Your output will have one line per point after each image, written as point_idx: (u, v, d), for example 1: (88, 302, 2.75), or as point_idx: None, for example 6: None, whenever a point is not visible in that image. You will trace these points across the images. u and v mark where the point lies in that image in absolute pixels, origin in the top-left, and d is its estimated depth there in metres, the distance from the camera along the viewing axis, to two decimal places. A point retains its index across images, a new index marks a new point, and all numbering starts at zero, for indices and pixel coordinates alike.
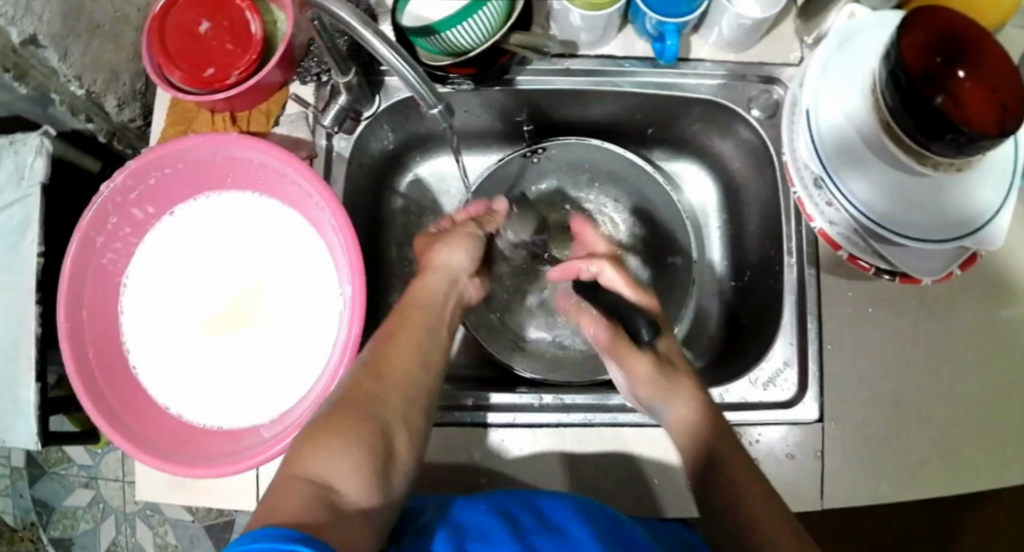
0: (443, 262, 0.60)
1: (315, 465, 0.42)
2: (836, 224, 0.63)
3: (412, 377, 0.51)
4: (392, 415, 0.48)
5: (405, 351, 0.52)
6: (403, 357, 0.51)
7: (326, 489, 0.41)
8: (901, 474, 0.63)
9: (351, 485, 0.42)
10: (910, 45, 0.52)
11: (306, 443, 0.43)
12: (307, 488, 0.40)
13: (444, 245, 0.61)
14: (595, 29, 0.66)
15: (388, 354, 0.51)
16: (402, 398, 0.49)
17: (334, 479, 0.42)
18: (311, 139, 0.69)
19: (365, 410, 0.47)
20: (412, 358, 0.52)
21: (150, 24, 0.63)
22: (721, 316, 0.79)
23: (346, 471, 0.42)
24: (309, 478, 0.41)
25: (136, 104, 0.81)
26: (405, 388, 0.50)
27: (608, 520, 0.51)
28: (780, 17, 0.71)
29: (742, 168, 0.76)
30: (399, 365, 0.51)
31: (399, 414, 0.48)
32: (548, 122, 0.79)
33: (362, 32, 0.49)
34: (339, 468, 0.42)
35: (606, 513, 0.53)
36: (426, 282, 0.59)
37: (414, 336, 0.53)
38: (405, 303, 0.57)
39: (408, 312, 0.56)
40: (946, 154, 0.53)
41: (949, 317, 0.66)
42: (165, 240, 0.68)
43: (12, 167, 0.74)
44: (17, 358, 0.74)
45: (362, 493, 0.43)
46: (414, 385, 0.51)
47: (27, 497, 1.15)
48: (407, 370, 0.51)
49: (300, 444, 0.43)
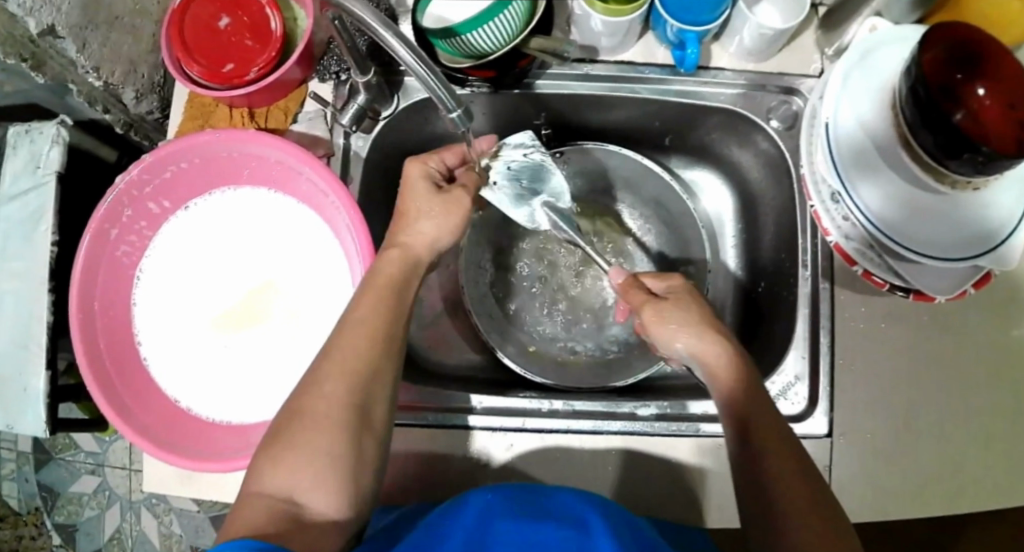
0: (424, 236, 0.60)
1: (276, 483, 0.47)
2: (852, 239, 0.63)
3: (374, 372, 0.53)
4: (360, 416, 0.51)
5: (366, 346, 0.54)
6: (360, 353, 0.53)
7: (289, 503, 0.47)
8: (909, 492, 0.63)
9: (316, 498, 0.47)
10: (931, 61, 0.52)
11: (267, 461, 0.48)
12: (270, 506, 0.46)
13: (435, 217, 0.60)
14: (616, 34, 0.65)
15: (347, 352, 0.53)
16: (368, 398, 0.52)
17: (294, 491, 0.47)
18: (329, 138, 0.68)
19: (327, 418, 0.50)
20: (375, 352, 0.54)
21: (170, 19, 0.63)
22: (732, 326, 0.79)
23: (308, 485, 0.47)
24: (270, 495, 0.47)
25: (154, 96, 0.79)
26: (369, 386, 0.53)
27: (627, 524, 0.52)
28: (801, 28, 0.70)
29: (758, 178, 0.75)
30: (360, 363, 0.53)
31: (365, 412, 0.52)
32: (565, 126, 0.79)
33: (383, 34, 0.48)
34: (301, 484, 0.47)
35: (625, 517, 0.52)
36: (397, 260, 0.59)
37: (374, 327, 0.54)
38: (371, 282, 0.57)
39: (371, 299, 0.56)
40: (965, 173, 0.53)
41: (961, 334, 0.66)
42: (178, 234, 0.68)
43: (28, 156, 0.75)
44: (29, 346, 0.74)
45: (329, 504, 0.48)
46: (378, 380, 0.53)
47: (33, 481, 1.16)
48: (371, 368, 0.53)
49: (261, 462, 0.48)
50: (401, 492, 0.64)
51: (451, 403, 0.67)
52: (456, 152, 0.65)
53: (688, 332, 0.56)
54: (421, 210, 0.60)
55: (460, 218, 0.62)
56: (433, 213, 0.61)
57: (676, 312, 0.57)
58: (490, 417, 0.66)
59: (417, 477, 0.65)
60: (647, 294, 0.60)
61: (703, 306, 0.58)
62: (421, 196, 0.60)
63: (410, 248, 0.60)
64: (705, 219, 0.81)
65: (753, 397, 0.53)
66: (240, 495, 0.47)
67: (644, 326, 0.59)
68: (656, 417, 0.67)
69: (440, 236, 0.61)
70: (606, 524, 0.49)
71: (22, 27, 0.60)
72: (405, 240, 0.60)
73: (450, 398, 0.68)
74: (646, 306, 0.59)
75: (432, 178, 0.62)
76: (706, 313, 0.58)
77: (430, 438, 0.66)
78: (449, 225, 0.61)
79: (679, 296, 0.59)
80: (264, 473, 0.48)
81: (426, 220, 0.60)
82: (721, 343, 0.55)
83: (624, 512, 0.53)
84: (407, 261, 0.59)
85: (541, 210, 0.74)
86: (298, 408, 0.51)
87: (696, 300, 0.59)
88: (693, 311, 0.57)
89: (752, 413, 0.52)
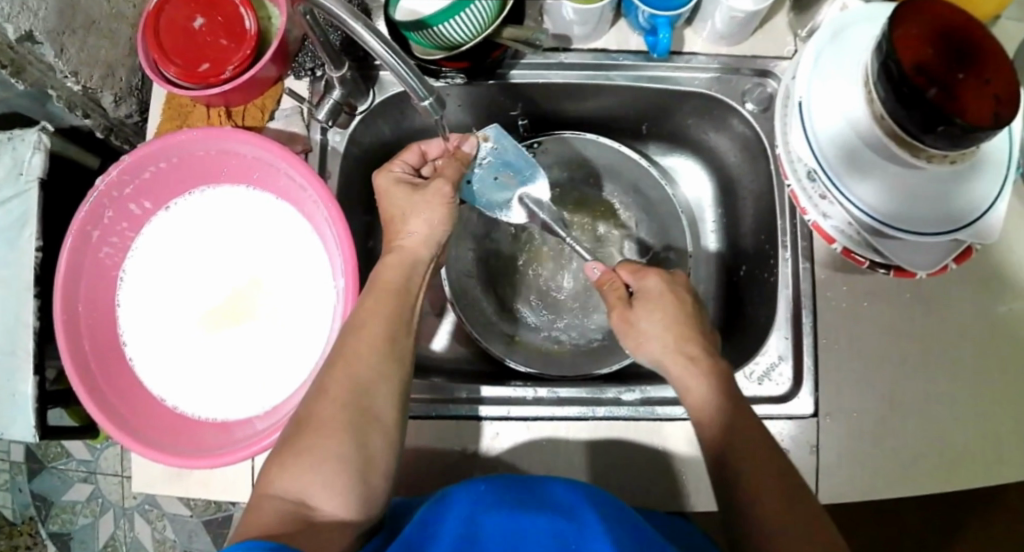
0: (415, 234, 0.60)
1: (286, 485, 0.48)
2: (830, 217, 0.63)
3: (380, 374, 0.54)
4: (367, 417, 0.52)
5: (372, 346, 0.54)
6: (366, 354, 0.54)
7: (299, 505, 0.47)
8: (895, 471, 0.63)
9: (325, 498, 0.48)
10: (902, 37, 0.51)
11: (277, 463, 0.49)
12: (281, 508, 0.47)
13: (422, 213, 0.60)
14: (588, 23, 0.66)
15: (353, 354, 0.54)
16: (375, 399, 0.53)
17: (305, 493, 0.48)
18: (306, 134, 0.69)
19: (334, 419, 0.50)
20: (381, 354, 0.54)
21: (145, 21, 0.64)
22: (716, 310, 0.79)
23: (318, 485, 0.48)
24: (281, 497, 0.47)
25: (133, 99, 0.80)
26: (375, 387, 0.53)
27: (623, 517, 0.51)
28: (774, 11, 0.71)
29: (736, 162, 0.76)
30: (366, 364, 0.53)
31: (373, 414, 0.52)
32: (543, 117, 0.79)
33: (353, 25, 0.48)
34: (310, 485, 0.48)
35: (621, 509, 0.53)
36: (397, 262, 0.59)
37: (379, 329, 0.55)
38: (375, 286, 0.58)
39: (375, 302, 0.57)
40: (940, 146, 0.53)
41: (941, 310, 0.66)
42: (160, 234, 0.68)
43: (10, 163, 0.75)
44: (15, 352, 0.74)
45: (339, 505, 0.48)
46: (384, 381, 0.54)
47: (27, 491, 1.16)
48: (376, 369, 0.54)
49: (271, 465, 0.49)
50: None
51: (435, 394, 0.67)
52: (415, 151, 0.65)
53: (652, 343, 0.57)
54: (403, 211, 0.61)
55: (443, 208, 0.61)
56: (414, 210, 0.60)
57: (643, 321, 0.58)
58: (474, 406, 0.66)
59: (401, 469, 0.65)
60: (624, 293, 0.61)
61: (680, 307, 0.58)
62: (397, 198, 0.61)
63: (406, 250, 0.60)
64: (685, 205, 0.81)
65: (728, 406, 0.53)
66: (252, 497, 0.48)
67: (617, 331, 0.60)
68: (639, 402, 0.67)
69: (433, 231, 0.61)
70: (597, 515, 0.50)
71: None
72: (399, 242, 0.60)
73: (433, 389, 0.68)
74: (618, 310, 0.60)
75: (404, 180, 0.62)
76: (680, 318, 0.57)
77: (414, 430, 0.66)
78: (431, 218, 0.60)
79: (651, 301, 0.59)
80: (274, 475, 0.48)
81: (413, 218, 0.60)
82: (683, 356, 0.56)
83: (617, 504, 0.53)
84: (411, 261, 0.60)
85: (519, 202, 0.72)
86: (307, 411, 0.52)
87: (670, 301, 0.58)
88: (660, 320, 0.57)
89: (740, 421, 0.52)
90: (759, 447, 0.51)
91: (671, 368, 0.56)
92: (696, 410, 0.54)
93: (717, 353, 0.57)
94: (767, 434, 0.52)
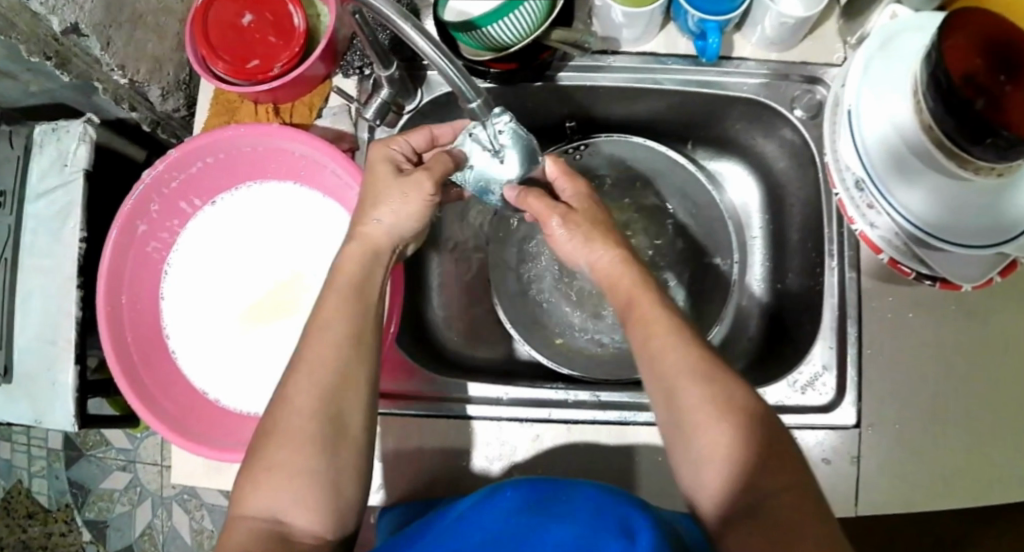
0: (382, 222, 0.56)
1: (256, 505, 0.48)
2: (878, 227, 0.62)
3: (343, 378, 0.51)
4: (336, 423, 0.50)
5: (334, 351, 0.52)
6: (327, 358, 0.52)
7: (275, 522, 0.48)
8: (936, 480, 0.63)
9: (300, 515, 0.48)
10: (951, 49, 0.51)
11: (247, 481, 0.49)
12: (255, 528, 0.47)
13: (394, 201, 0.56)
14: (636, 26, 0.65)
15: (314, 358, 0.51)
16: (344, 405, 0.51)
17: (279, 513, 0.48)
18: (354, 132, 0.70)
19: (300, 434, 0.49)
20: (344, 359, 0.52)
21: (193, 17, 0.64)
22: (759, 318, 0.78)
23: (290, 503, 0.48)
24: (253, 517, 0.47)
25: (180, 94, 0.81)
26: (342, 392, 0.51)
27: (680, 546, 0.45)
28: (824, 17, 0.70)
29: (786, 167, 0.75)
30: (330, 369, 0.51)
31: (344, 420, 0.51)
32: (590, 119, 0.79)
33: (402, 26, 0.47)
34: (282, 503, 0.48)
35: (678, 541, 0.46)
36: (358, 253, 0.56)
37: (342, 329, 0.53)
38: (334, 283, 0.55)
39: (336, 300, 0.54)
40: (988, 160, 0.52)
41: (992, 323, 0.65)
42: (205, 228, 0.69)
43: (55, 154, 0.77)
44: (58, 343, 0.75)
45: (313, 520, 0.48)
46: (351, 385, 0.52)
47: (63, 478, 1.18)
48: (340, 370, 0.51)
49: (241, 485, 0.49)
50: (430, 483, 0.65)
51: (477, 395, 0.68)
52: (426, 133, 0.62)
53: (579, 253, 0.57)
54: (379, 195, 0.56)
55: (421, 203, 0.56)
56: (389, 198, 0.56)
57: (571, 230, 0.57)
58: (514, 409, 0.67)
59: (441, 466, 0.65)
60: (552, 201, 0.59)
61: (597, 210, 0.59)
62: (380, 182, 0.57)
63: (370, 238, 0.56)
64: (732, 210, 0.81)
65: (692, 359, 0.49)
66: (227, 517, 0.49)
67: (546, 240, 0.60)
68: None
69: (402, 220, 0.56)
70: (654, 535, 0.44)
71: (45, 26, 0.60)
72: (364, 228, 0.56)
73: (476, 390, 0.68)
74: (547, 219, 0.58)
75: (394, 161, 0.59)
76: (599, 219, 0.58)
77: (455, 430, 0.66)
78: (400, 210, 0.56)
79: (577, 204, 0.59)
80: (246, 496, 0.48)
81: (384, 205, 0.56)
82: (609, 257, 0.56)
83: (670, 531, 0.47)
84: (374, 248, 0.56)
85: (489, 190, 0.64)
86: (270, 424, 0.50)
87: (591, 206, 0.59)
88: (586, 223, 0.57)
89: (756, 432, 0.47)
90: (757, 439, 0.47)
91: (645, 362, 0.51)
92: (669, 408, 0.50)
93: (646, 269, 0.56)
94: (772, 420, 0.48)
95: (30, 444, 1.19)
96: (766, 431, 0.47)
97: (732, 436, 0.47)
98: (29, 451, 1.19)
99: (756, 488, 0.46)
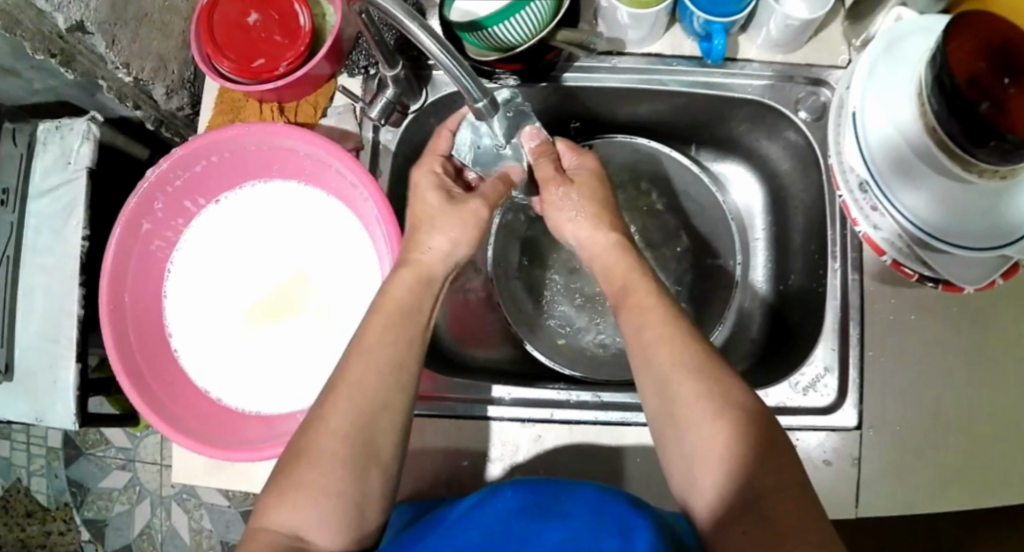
0: (436, 249, 0.58)
1: (279, 519, 0.48)
2: (881, 229, 0.62)
3: (382, 406, 0.52)
4: (367, 450, 0.50)
5: (376, 376, 0.52)
6: (366, 382, 0.52)
7: (294, 539, 0.48)
8: (936, 483, 0.63)
9: (320, 535, 0.48)
10: (956, 52, 0.50)
11: (272, 495, 0.49)
12: (274, 541, 0.47)
13: (451, 230, 0.58)
14: (641, 27, 0.65)
15: (354, 380, 0.51)
16: (379, 431, 0.51)
17: (303, 531, 0.48)
18: (359, 131, 0.69)
19: (333, 456, 0.49)
20: (386, 386, 0.52)
21: (199, 16, 0.64)
22: (762, 319, 0.78)
23: (314, 522, 0.48)
24: (274, 530, 0.48)
25: (184, 92, 0.81)
26: (378, 417, 0.51)
27: None
28: (828, 19, 0.70)
29: (789, 170, 0.75)
30: (369, 393, 0.51)
31: (377, 446, 0.51)
32: (594, 118, 0.79)
33: (409, 25, 0.46)
34: (306, 521, 0.48)
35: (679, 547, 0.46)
36: (410, 278, 0.57)
37: (384, 356, 0.53)
38: (380, 306, 0.55)
39: (381, 326, 0.54)
40: (991, 162, 0.52)
41: (994, 326, 0.65)
42: (210, 227, 0.69)
43: (58, 152, 0.77)
44: (59, 340, 0.75)
45: (332, 540, 0.48)
46: (388, 411, 0.52)
47: (62, 477, 1.18)
48: (378, 396, 0.51)
49: (268, 496, 0.49)
50: (431, 483, 0.65)
51: (479, 395, 0.68)
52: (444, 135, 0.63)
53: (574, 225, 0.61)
54: (436, 223, 0.59)
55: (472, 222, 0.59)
56: (445, 225, 0.58)
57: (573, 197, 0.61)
58: (516, 410, 0.67)
59: (443, 465, 0.65)
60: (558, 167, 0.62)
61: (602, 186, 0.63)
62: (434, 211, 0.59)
63: (423, 264, 0.58)
64: (735, 211, 0.81)
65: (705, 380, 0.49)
66: (250, 526, 0.49)
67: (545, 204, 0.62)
68: None
69: (455, 247, 0.59)
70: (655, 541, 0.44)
71: (50, 23, 0.60)
72: (418, 257, 0.58)
73: (478, 390, 0.68)
74: (554, 184, 0.61)
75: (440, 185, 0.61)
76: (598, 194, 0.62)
77: (458, 430, 0.66)
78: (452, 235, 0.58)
79: (583, 177, 0.62)
80: (271, 509, 0.48)
81: (437, 232, 0.58)
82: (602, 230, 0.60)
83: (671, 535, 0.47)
84: (423, 277, 0.57)
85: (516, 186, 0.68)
86: (305, 441, 0.50)
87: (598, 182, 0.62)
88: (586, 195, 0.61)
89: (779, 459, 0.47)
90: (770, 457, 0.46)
91: (649, 355, 0.51)
92: (670, 411, 0.49)
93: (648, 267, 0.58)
94: (773, 424, 0.48)
95: (29, 443, 1.19)
96: (782, 449, 0.47)
97: (757, 461, 0.46)
98: (27, 449, 1.19)
99: (754, 493, 0.45)
